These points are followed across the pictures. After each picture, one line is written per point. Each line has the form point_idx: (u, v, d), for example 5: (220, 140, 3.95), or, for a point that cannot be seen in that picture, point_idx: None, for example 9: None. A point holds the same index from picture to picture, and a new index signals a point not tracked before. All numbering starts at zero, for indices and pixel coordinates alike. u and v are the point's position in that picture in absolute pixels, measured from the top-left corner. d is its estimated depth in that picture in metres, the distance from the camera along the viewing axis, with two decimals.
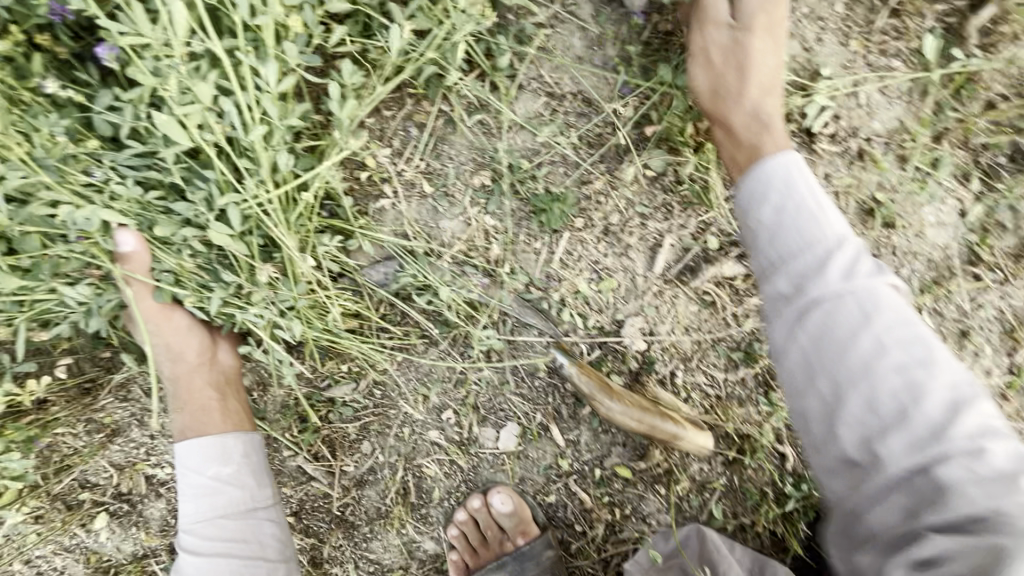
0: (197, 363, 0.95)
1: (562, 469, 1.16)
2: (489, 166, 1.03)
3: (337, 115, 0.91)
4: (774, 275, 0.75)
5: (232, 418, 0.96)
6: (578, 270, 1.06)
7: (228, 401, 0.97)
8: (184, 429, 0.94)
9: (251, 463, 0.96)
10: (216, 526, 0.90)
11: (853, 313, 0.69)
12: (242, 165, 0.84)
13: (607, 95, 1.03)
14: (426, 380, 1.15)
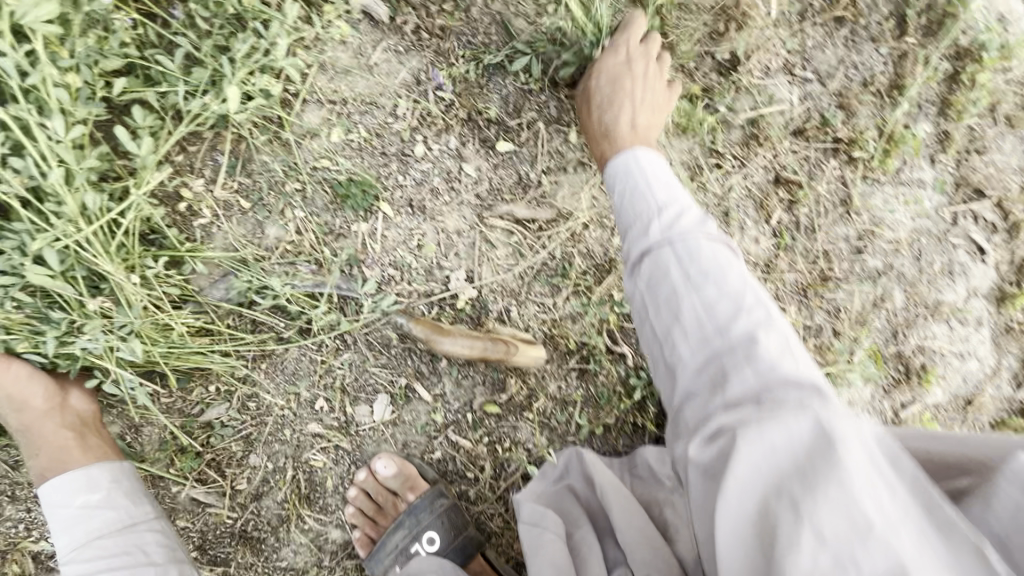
0: (44, 410, 0.99)
1: (438, 423, 1.27)
2: (296, 172, 1.18)
3: (137, 153, 1.03)
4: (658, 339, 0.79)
5: (94, 451, 1.00)
6: (397, 241, 1.22)
7: (87, 438, 1.01)
8: (44, 472, 0.98)
9: (122, 486, 0.99)
10: (98, 547, 0.93)
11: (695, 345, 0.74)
12: (49, 209, 0.94)
13: (381, 90, 1.21)
14: (294, 378, 1.23)
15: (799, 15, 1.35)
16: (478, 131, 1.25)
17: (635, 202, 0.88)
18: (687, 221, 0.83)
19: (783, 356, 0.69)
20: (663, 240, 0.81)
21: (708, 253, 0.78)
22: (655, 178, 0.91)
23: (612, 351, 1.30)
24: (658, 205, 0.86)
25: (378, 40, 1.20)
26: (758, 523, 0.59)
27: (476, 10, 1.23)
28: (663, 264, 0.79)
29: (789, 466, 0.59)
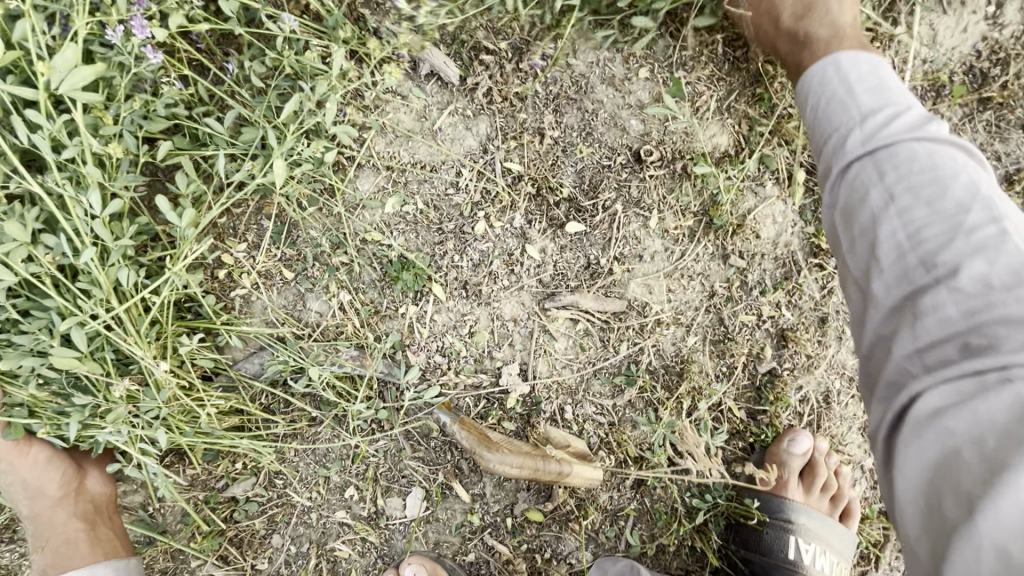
0: (57, 495, 0.94)
1: (474, 524, 1.15)
2: (344, 245, 1.07)
3: (178, 225, 0.94)
4: (844, 205, 0.74)
5: (102, 546, 0.94)
6: (446, 327, 1.10)
7: (98, 529, 0.95)
8: (47, 567, 0.92)
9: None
10: None
11: (867, 172, 0.73)
12: (80, 289, 0.86)
13: (443, 159, 1.08)
14: (324, 462, 1.14)
15: (936, 93, 1.15)
16: (546, 210, 1.11)
17: (830, 115, 0.81)
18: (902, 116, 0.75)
19: (993, 301, 0.60)
20: (865, 151, 0.74)
21: (905, 205, 0.68)
22: (868, 74, 0.82)
23: (675, 466, 1.15)
24: (856, 114, 0.78)
25: (446, 103, 1.08)
26: (936, 487, 0.57)
27: (558, 72, 1.09)
28: (860, 178, 0.73)
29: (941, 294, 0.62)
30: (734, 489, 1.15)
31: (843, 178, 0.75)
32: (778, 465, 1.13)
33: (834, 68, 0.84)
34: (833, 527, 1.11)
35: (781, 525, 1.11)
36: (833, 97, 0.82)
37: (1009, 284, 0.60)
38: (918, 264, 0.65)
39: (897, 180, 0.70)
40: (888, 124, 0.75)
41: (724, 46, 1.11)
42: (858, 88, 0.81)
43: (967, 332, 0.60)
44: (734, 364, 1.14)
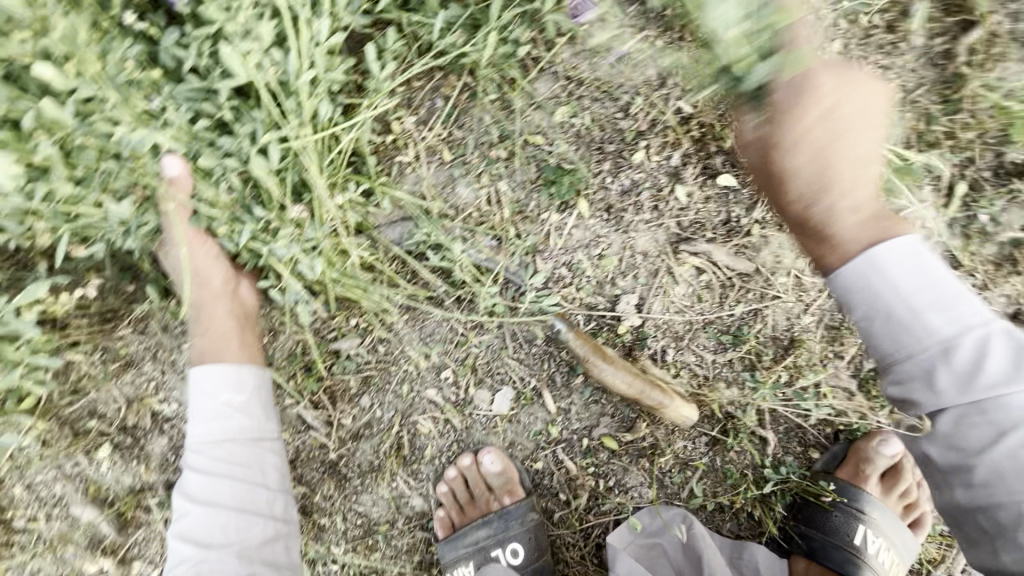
0: (221, 291, 1.02)
1: (551, 435, 1.20)
2: (506, 140, 1.12)
3: (377, 76, 0.99)
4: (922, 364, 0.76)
5: (248, 349, 1.04)
6: (579, 242, 1.14)
7: (245, 334, 1.05)
8: (201, 354, 1.02)
9: (260, 396, 1.03)
10: (223, 449, 0.98)
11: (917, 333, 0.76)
12: (288, 107, 0.92)
13: (621, 82, 1.11)
14: (428, 339, 1.20)
15: None
16: (704, 156, 1.13)
17: (854, 294, 0.80)
18: (958, 305, 0.76)
19: None
20: (922, 342, 0.76)
21: (1007, 368, 0.74)
22: (912, 266, 0.77)
23: (756, 433, 1.17)
24: (936, 340, 0.75)
25: (640, 29, 1.10)
26: None
27: None
28: (916, 365, 0.77)
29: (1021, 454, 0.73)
30: (808, 470, 1.18)
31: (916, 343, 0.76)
32: (863, 459, 1.16)
33: (875, 272, 0.78)
34: (899, 527, 1.14)
35: (851, 512, 1.15)
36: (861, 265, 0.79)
37: None
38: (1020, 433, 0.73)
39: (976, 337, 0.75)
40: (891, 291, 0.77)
41: (922, 39, 1.10)
42: (900, 272, 0.77)
43: None
44: (842, 352, 1.16)
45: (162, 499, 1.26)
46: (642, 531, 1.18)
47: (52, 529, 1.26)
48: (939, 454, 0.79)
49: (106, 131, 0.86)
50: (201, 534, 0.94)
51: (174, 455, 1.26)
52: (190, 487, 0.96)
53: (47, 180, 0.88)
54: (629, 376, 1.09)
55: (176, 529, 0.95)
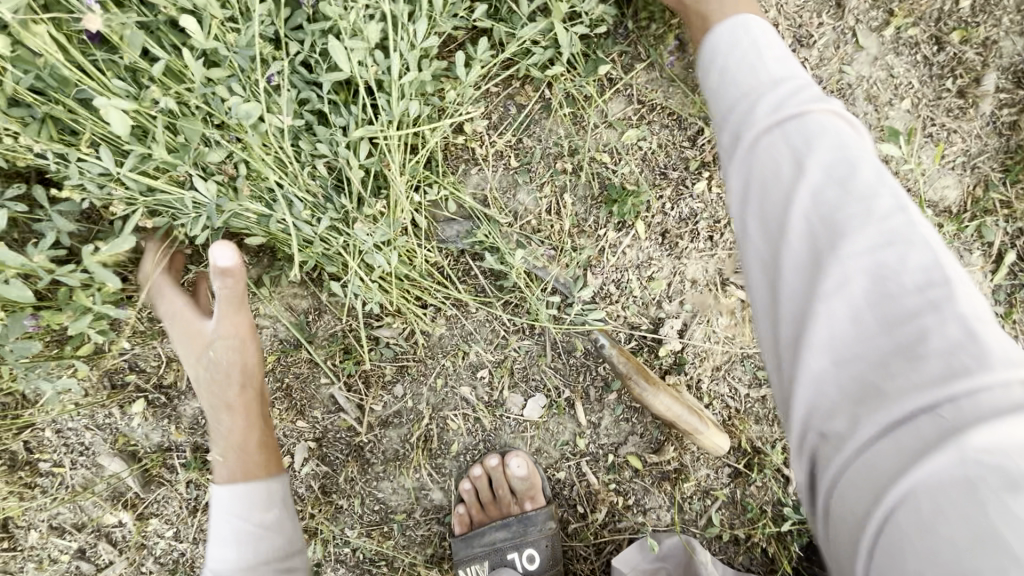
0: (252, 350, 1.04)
1: (577, 448, 1.22)
2: (573, 155, 1.15)
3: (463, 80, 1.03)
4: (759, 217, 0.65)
5: (273, 461, 1.03)
6: (630, 262, 1.16)
7: (267, 421, 1.08)
8: (230, 475, 0.99)
9: (288, 512, 1.00)
10: (255, 573, 0.91)
11: (783, 149, 0.64)
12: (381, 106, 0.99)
13: (692, 112, 1.13)
14: (469, 337, 1.23)
15: None
16: None
17: (712, 72, 0.75)
18: (789, 92, 0.67)
19: (920, 309, 0.52)
20: (759, 121, 0.67)
21: (822, 168, 0.61)
22: (749, 41, 0.74)
23: (780, 471, 1.19)
24: (768, 80, 0.69)
25: None
26: (922, 461, 0.47)
27: (826, 74, 1.13)
28: (768, 150, 0.65)
29: (853, 275, 0.56)
30: None
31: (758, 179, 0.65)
32: None
33: (731, 79, 0.73)
34: None
35: None
36: (716, 81, 0.75)
37: (923, 286, 0.53)
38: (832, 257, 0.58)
39: (798, 114, 0.65)
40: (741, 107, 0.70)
41: (993, 106, 1.12)
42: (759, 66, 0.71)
43: (882, 377, 0.52)
44: None
45: (187, 461, 1.28)
46: (656, 554, 1.18)
47: (77, 477, 1.28)
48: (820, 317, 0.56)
49: (217, 108, 0.91)
50: None
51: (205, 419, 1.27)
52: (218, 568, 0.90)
53: (148, 143, 0.91)
54: (672, 405, 1.11)
55: None
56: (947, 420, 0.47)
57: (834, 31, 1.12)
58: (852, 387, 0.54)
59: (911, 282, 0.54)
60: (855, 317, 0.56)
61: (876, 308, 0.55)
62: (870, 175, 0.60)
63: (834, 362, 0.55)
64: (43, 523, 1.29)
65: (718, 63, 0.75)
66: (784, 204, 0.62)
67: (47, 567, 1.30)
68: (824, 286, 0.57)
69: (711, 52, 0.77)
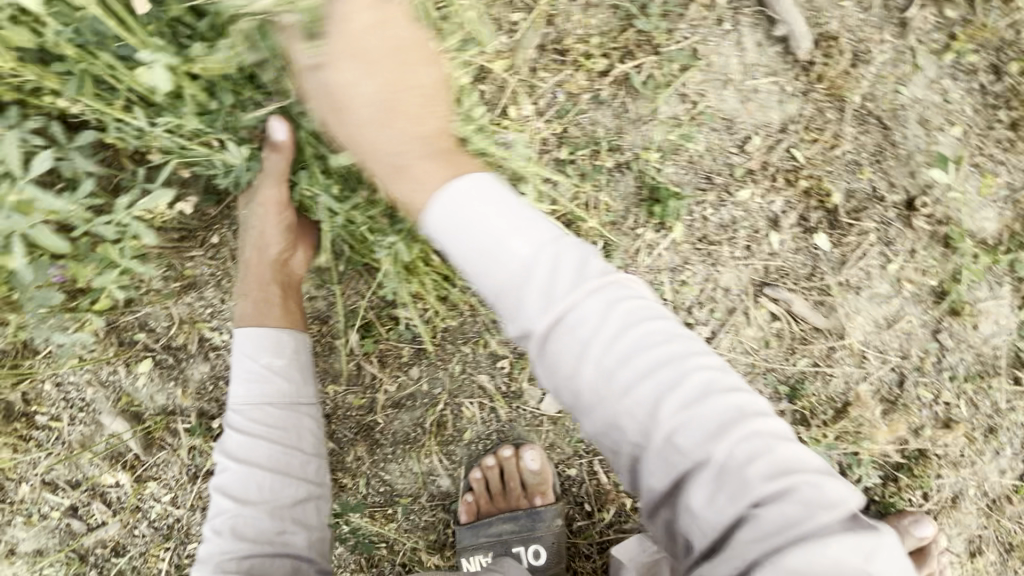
0: (385, 119, 0.77)
1: (592, 446, 1.21)
2: (617, 149, 1.12)
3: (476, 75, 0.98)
4: (592, 304, 0.62)
5: (290, 317, 1.04)
6: (664, 264, 1.13)
7: (289, 300, 1.06)
8: (245, 316, 1.03)
9: (300, 359, 1.03)
10: (261, 410, 0.97)
11: (572, 261, 0.63)
12: None
13: (744, 117, 1.11)
14: (491, 326, 1.21)
15: None
16: (803, 208, 1.13)
17: (456, 234, 0.65)
18: (562, 260, 0.63)
19: (708, 389, 0.60)
20: (553, 323, 0.62)
21: (576, 262, 0.64)
22: (479, 206, 0.64)
23: None
24: (520, 263, 0.63)
25: (774, 71, 1.10)
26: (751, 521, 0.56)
27: (881, 92, 1.11)
28: (578, 330, 0.62)
29: (681, 392, 0.60)
30: None
31: (571, 280, 0.62)
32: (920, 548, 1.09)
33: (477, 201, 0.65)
34: None
35: None
36: (438, 227, 0.67)
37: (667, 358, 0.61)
38: (664, 352, 0.62)
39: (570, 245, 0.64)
40: (494, 265, 0.64)
41: None
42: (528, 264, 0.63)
43: (722, 464, 0.58)
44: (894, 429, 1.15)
45: (191, 426, 1.24)
46: None
47: (75, 433, 1.24)
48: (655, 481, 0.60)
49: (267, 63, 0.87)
50: (242, 493, 0.93)
51: (212, 385, 1.24)
52: (237, 409, 0.97)
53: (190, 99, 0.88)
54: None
55: (215, 486, 0.95)
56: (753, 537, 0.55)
57: (894, 49, 1.10)
58: (719, 499, 0.57)
59: (692, 434, 0.59)
60: (681, 421, 0.59)
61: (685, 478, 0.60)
62: (663, 335, 0.63)
63: (680, 473, 0.59)
64: (35, 478, 1.25)
65: (450, 236, 0.66)
66: (603, 399, 0.61)
67: (35, 522, 1.26)
68: (661, 466, 0.60)
69: (439, 219, 0.67)
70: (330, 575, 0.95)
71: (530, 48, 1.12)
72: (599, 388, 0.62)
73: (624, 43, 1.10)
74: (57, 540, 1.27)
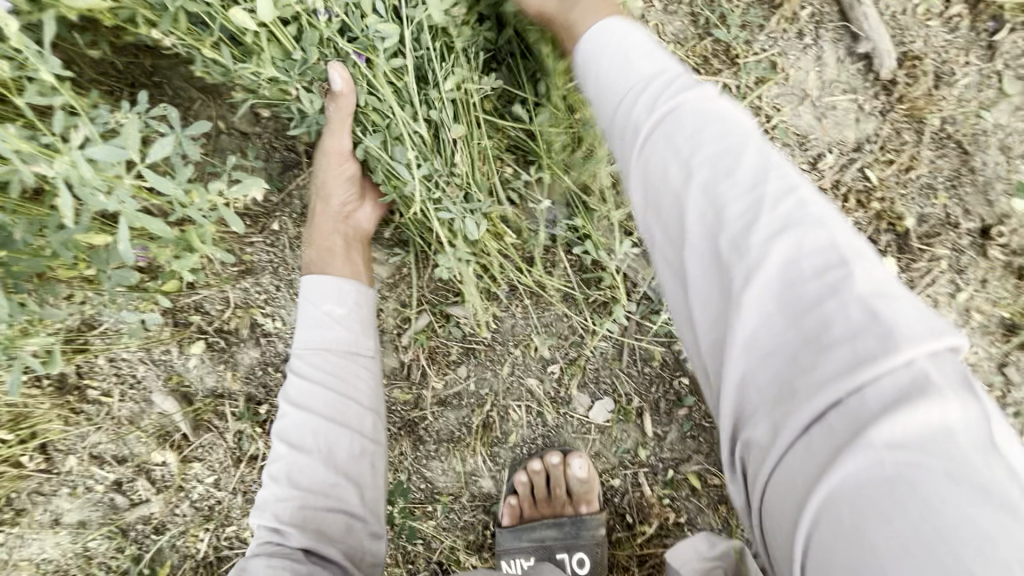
0: (598, 6, 0.74)
1: (637, 457, 1.20)
2: None
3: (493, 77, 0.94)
4: (620, 122, 0.61)
5: (351, 266, 1.06)
6: None
7: (351, 250, 1.08)
8: (310, 264, 1.06)
9: (360, 311, 1.04)
10: (322, 357, 0.98)
11: (685, 97, 0.58)
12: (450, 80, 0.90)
13: (819, 134, 1.09)
14: (544, 330, 1.20)
15: None
16: (873, 230, 1.10)
17: (601, 92, 0.64)
18: (668, 87, 0.59)
19: (776, 232, 0.49)
20: (648, 129, 0.58)
21: (695, 100, 0.58)
22: (621, 46, 0.65)
23: None
24: (635, 79, 0.61)
25: (852, 89, 1.08)
26: (784, 395, 0.45)
27: (964, 116, 1.07)
28: (658, 152, 0.57)
29: (712, 219, 0.52)
30: None
31: (673, 121, 0.57)
32: None
33: (618, 60, 0.65)
34: None
35: None
36: (597, 87, 0.65)
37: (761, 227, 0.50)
38: (687, 176, 0.54)
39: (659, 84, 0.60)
40: (636, 104, 0.60)
41: None
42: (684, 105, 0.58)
43: (813, 335, 0.45)
44: None
45: (238, 410, 1.25)
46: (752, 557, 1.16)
47: (125, 409, 1.25)
48: (753, 319, 0.48)
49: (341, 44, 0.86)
50: (298, 438, 0.93)
51: (262, 371, 1.24)
52: (299, 355, 0.98)
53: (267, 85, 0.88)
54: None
55: (276, 430, 0.95)
56: (858, 410, 0.41)
57: (979, 73, 1.07)
58: (766, 381, 0.46)
59: (811, 269, 0.47)
60: (784, 288, 0.48)
61: (789, 306, 0.47)
62: (728, 139, 0.54)
63: (758, 350, 0.48)
64: (83, 451, 1.26)
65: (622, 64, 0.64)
66: (718, 276, 0.51)
67: (80, 494, 1.28)
68: (724, 276, 0.50)
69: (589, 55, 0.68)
70: (383, 535, 0.94)
71: None
72: (650, 202, 0.57)
73: (700, 52, 1.08)
74: (101, 513, 1.28)
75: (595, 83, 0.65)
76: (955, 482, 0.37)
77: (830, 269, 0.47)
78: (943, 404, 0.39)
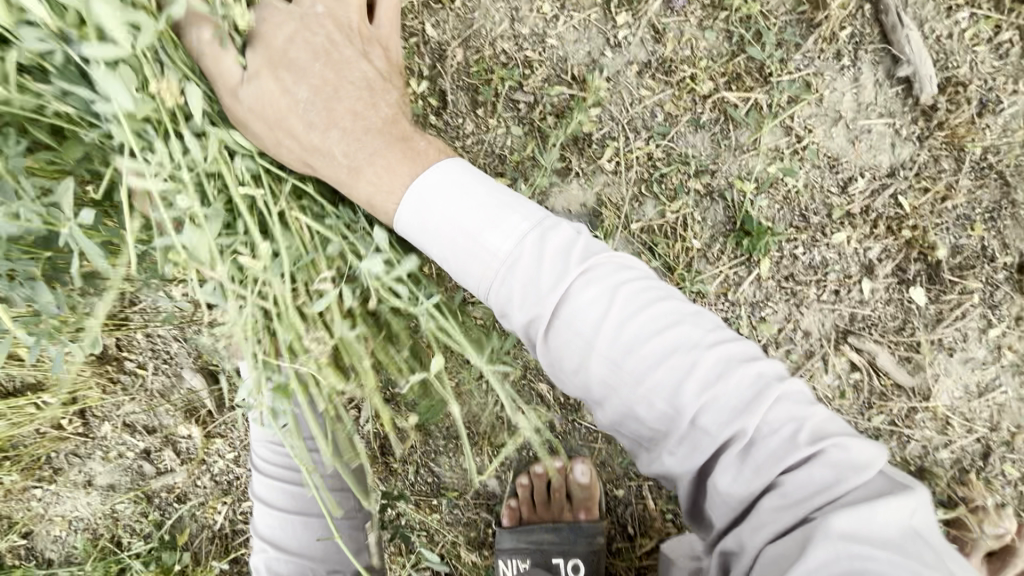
0: (393, 167, 0.74)
1: (643, 470, 1.20)
2: (711, 175, 1.09)
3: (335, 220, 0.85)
4: (509, 302, 0.66)
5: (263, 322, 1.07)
6: (745, 298, 1.10)
7: None
8: None
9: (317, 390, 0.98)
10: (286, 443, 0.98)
11: (550, 257, 0.65)
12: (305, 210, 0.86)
13: (851, 157, 1.06)
14: None
15: None
16: (902, 259, 1.08)
17: (459, 262, 0.67)
18: (541, 244, 0.66)
19: (685, 382, 0.60)
20: (552, 315, 0.64)
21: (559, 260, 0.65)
22: (441, 188, 0.70)
23: None
24: (501, 260, 0.65)
25: (890, 113, 1.05)
26: (754, 523, 0.58)
27: (1007, 147, 1.04)
28: (567, 330, 0.64)
29: (643, 392, 0.61)
30: None
31: (564, 291, 0.64)
32: None
33: (456, 189, 0.69)
34: None
35: None
36: (445, 251, 0.68)
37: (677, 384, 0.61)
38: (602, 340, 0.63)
39: (525, 235, 0.66)
40: (510, 273, 0.65)
41: None
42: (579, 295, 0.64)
43: (755, 468, 0.59)
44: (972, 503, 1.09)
45: None
46: None
47: (157, 382, 1.33)
48: (725, 480, 0.60)
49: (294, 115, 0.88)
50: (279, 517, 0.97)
51: None
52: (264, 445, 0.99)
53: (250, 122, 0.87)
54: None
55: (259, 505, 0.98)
56: (802, 510, 0.56)
57: None
58: (736, 510, 0.60)
59: (733, 412, 0.59)
60: (717, 439, 0.59)
61: (736, 453, 0.59)
62: (615, 293, 0.64)
63: (718, 490, 0.60)
64: (117, 419, 1.35)
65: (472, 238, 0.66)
66: (669, 445, 0.61)
67: (112, 459, 1.36)
68: (687, 443, 0.60)
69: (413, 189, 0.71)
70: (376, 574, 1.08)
71: (634, 65, 1.11)
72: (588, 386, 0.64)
73: (733, 69, 1.07)
74: (129, 478, 1.36)
75: (450, 243, 0.68)
76: (880, 551, 0.53)
77: (738, 400, 0.60)
78: (889, 496, 0.56)
